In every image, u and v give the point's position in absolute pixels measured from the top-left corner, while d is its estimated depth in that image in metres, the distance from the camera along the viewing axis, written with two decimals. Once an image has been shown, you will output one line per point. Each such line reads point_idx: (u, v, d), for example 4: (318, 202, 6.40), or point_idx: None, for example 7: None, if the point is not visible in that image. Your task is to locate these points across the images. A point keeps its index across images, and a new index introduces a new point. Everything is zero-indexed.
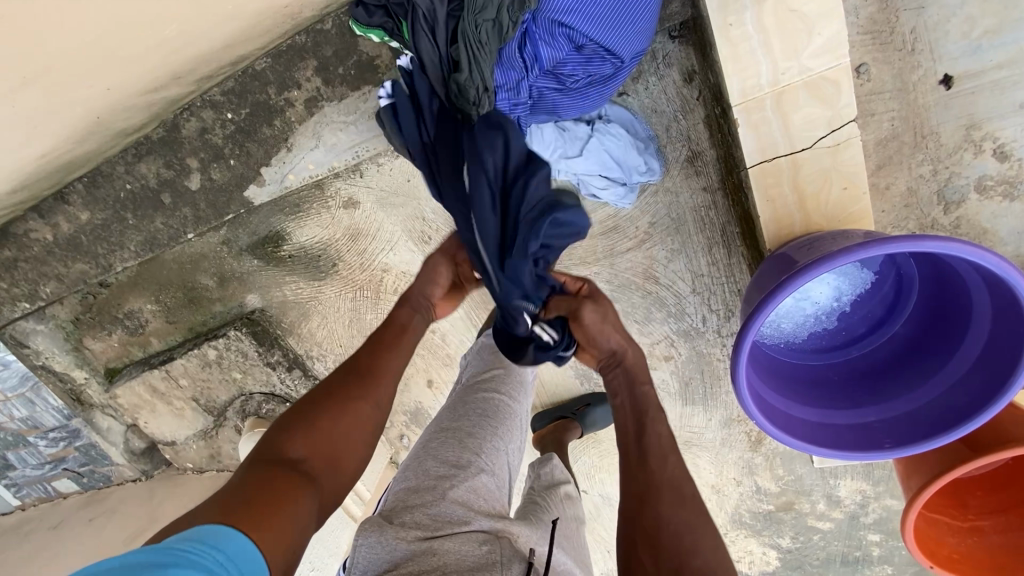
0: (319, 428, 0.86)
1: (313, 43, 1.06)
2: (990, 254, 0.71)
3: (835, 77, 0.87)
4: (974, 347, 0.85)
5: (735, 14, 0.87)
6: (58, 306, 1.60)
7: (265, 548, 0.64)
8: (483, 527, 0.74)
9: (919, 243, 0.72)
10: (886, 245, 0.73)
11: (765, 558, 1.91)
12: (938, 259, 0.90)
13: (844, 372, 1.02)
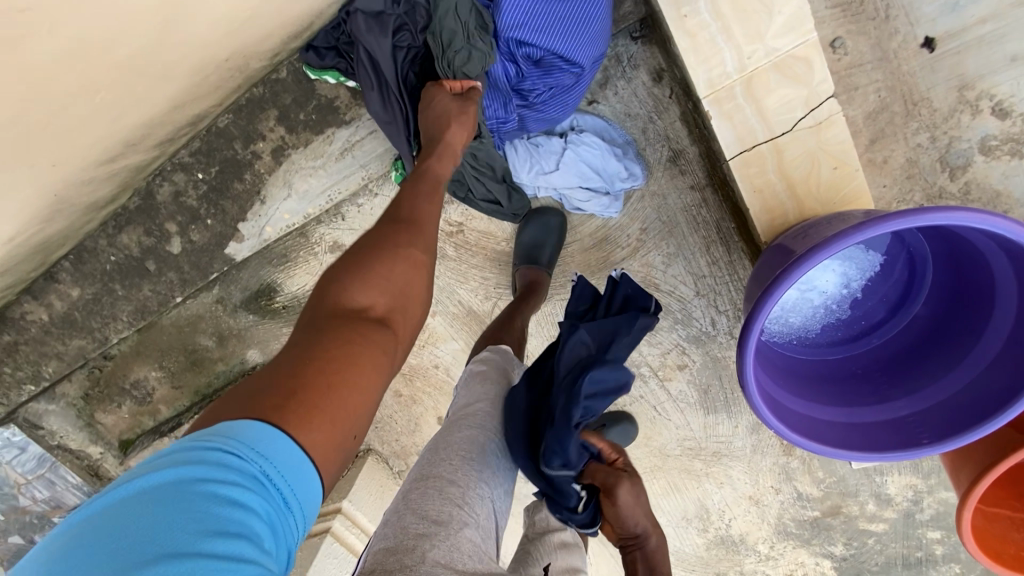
0: (371, 273, 0.69)
1: (271, 93, 1.04)
2: (999, 218, 0.65)
3: (804, 54, 0.82)
4: (1006, 318, 0.77)
5: (688, 5, 0.83)
6: (66, 383, 1.58)
7: (316, 451, 0.52)
8: None
9: (923, 216, 0.65)
10: (884, 223, 0.66)
11: (820, 569, 1.77)
12: (951, 231, 0.82)
13: (868, 364, 0.94)
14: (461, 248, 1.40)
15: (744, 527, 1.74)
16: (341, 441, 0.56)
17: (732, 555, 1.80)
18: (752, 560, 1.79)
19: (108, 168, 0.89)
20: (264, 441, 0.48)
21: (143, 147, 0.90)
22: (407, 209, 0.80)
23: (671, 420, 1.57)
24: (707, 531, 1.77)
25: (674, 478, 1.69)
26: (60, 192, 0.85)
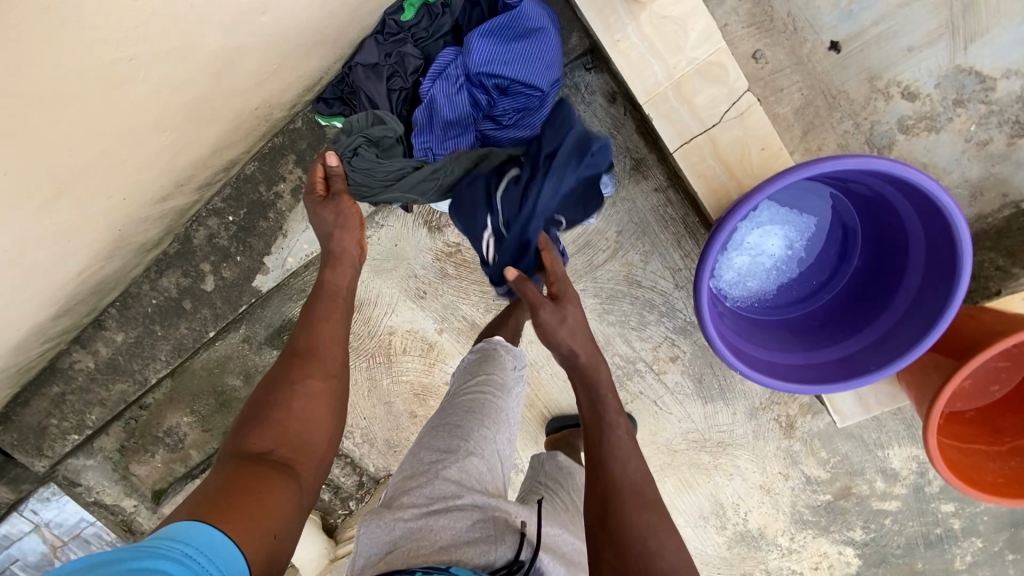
0: (270, 418, 0.78)
1: (289, 141, 1.24)
2: (880, 160, 0.80)
3: (719, 60, 1.01)
4: (921, 253, 0.91)
5: (619, 32, 1.02)
6: (104, 437, 1.71)
7: (242, 537, 0.60)
8: (474, 501, 0.79)
9: (818, 166, 0.81)
10: (789, 176, 0.82)
11: (844, 559, 1.77)
12: (865, 188, 0.97)
13: (824, 317, 1.07)
14: (460, 267, 1.56)
15: (762, 520, 1.76)
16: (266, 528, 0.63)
17: (755, 552, 1.80)
18: (776, 556, 1.79)
19: (163, 208, 1.08)
20: (188, 532, 0.56)
21: (190, 189, 1.09)
22: (304, 340, 0.90)
23: (672, 413, 1.65)
24: (726, 529, 1.79)
25: (685, 475, 1.73)
26: (125, 228, 1.03)
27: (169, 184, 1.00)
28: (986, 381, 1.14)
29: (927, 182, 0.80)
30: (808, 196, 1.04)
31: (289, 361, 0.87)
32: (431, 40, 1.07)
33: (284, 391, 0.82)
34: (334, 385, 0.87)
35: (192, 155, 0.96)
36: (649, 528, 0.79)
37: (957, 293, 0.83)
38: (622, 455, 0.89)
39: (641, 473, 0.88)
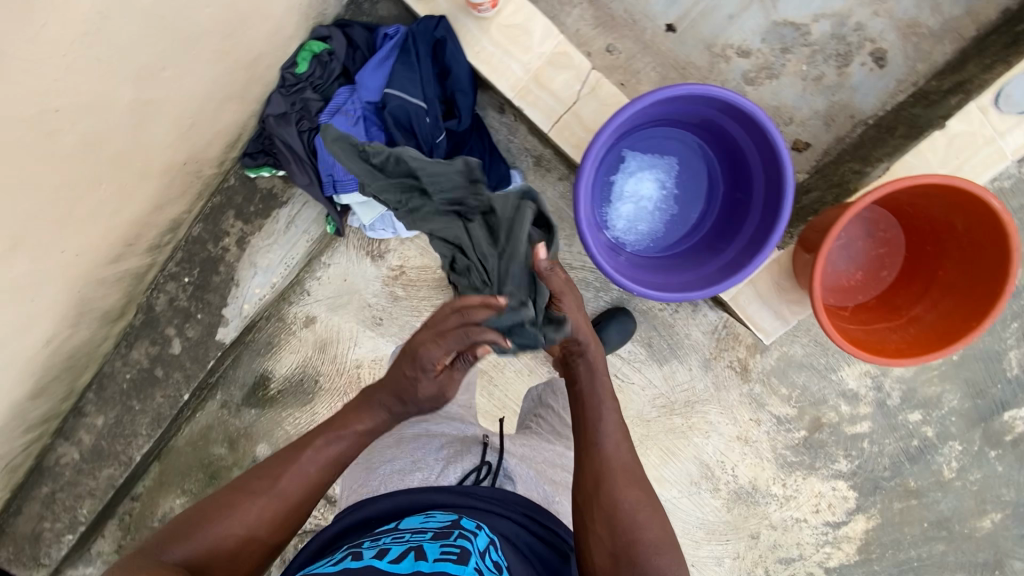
0: (210, 534, 0.88)
1: (227, 198, 1.41)
2: (683, 86, 0.99)
3: (563, 48, 1.21)
4: (760, 162, 1.09)
5: (477, 44, 1.22)
6: (100, 539, 1.74)
7: None
8: (433, 429, 1.15)
9: (637, 103, 0.99)
10: (618, 117, 1.00)
11: (839, 494, 1.81)
12: (706, 125, 1.16)
13: (704, 245, 1.21)
14: (408, 287, 1.68)
15: (750, 472, 1.80)
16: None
17: (755, 508, 1.83)
18: (775, 507, 1.83)
19: (118, 269, 1.22)
20: None
21: (140, 248, 1.24)
22: (285, 478, 0.95)
23: (635, 383, 1.74)
24: (720, 490, 1.82)
25: (666, 444, 1.78)
26: (85, 291, 1.16)
27: (119, 243, 1.15)
28: (876, 268, 1.27)
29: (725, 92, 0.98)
30: (667, 144, 1.22)
31: (258, 475, 0.96)
32: (328, 83, 1.24)
33: (231, 517, 0.91)
34: (277, 529, 0.93)
35: (134, 211, 1.12)
36: (631, 505, 0.97)
37: (788, 180, 1.00)
38: (614, 443, 1.04)
39: (632, 456, 1.04)
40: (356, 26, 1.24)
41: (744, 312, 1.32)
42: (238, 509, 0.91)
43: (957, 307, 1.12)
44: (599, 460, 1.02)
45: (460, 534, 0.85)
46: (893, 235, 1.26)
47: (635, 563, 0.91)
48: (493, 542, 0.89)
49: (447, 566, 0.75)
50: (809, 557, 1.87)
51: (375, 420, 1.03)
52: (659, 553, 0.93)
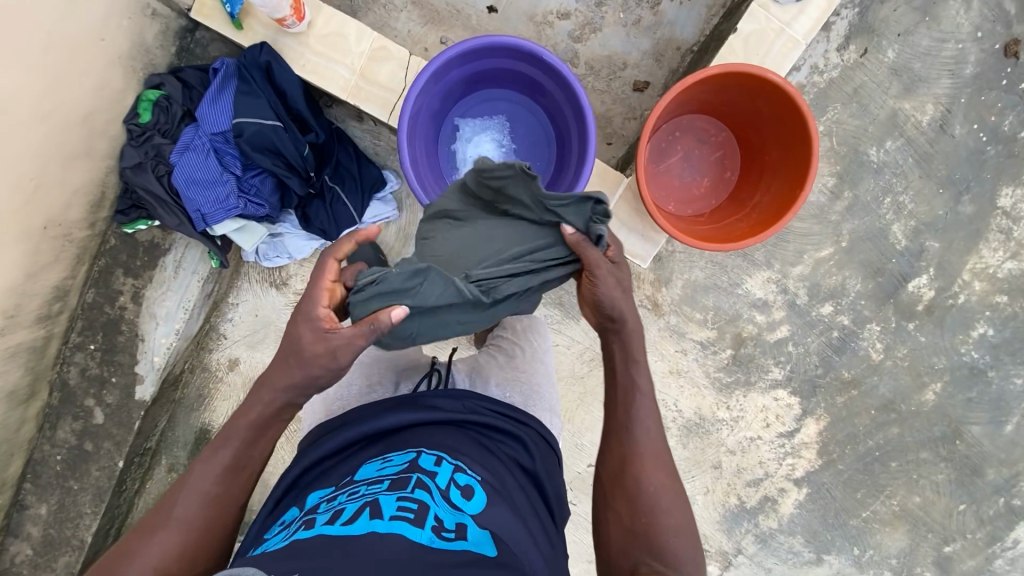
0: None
1: (112, 259, 1.46)
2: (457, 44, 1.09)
3: (379, 42, 1.31)
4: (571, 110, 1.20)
5: (301, 59, 1.32)
6: None
7: None
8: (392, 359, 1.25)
9: (423, 72, 1.09)
10: (411, 89, 1.09)
11: (783, 403, 1.85)
12: (524, 84, 1.26)
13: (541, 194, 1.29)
14: None
15: (693, 403, 1.84)
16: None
17: (708, 438, 1.87)
18: (727, 431, 1.86)
19: (6, 344, 1.26)
20: None
21: (26, 319, 1.29)
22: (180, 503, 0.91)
23: (559, 344, 1.79)
24: (670, 428, 1.86)
25: None
26: None
27: None
28: (719, 171, 1.36)
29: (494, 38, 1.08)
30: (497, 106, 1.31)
31: (155, 514, 0.91)
32: (174, 126, 1.31)
33: (136, 562, 0.87)
34: (192, 554, 0.89)
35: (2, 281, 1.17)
36: (655, 491, 0.99)
37: (588, 118, 1.12)
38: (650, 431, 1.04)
39: (664, 443, 1.04)
40: (188, 67, 1.32)
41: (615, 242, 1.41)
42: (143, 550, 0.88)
43: (786, 184, 1.19)
44: (631, 449, 1.03)
45: (417, 480, 0.88)
46: (725, 136, 1.35)
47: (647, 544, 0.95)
48: (459, 467, 0.92)
49: (401, 526, 0.79)
50: (775, 473, 1.90)
51: (258, 414, 0.96)
52: (672, 536, 0.96)
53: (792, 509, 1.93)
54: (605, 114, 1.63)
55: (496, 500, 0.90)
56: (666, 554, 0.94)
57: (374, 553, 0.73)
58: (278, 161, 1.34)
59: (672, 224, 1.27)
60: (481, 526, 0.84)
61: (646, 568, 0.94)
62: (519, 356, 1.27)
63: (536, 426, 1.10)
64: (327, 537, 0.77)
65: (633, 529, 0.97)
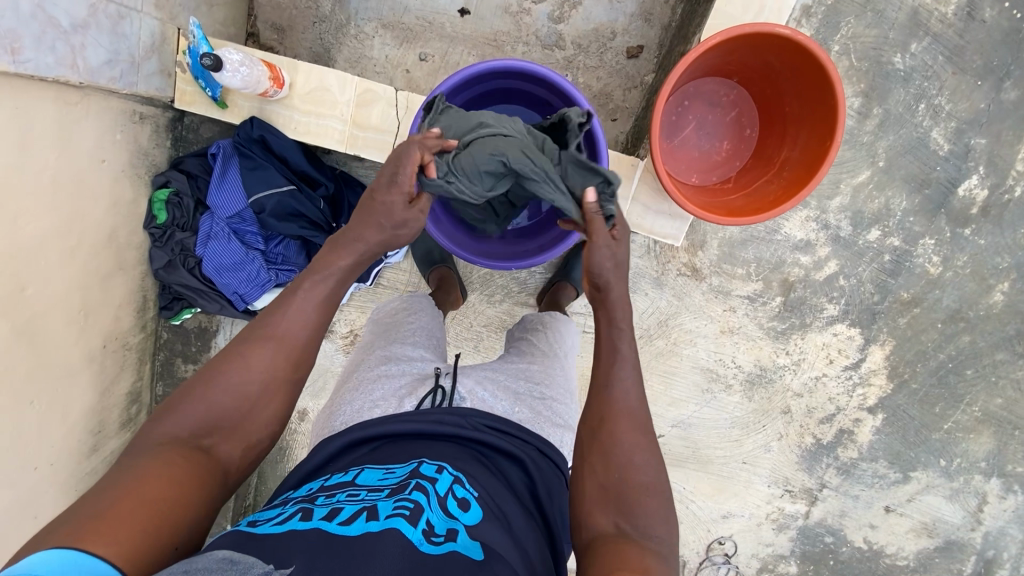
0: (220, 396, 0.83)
1: (169, 351, 1.51)
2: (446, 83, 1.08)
3: (362, 85, 1.27)
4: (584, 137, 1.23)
5: (292, 121, 1.29)
6: None
7: (134, 554, 0.63)
8: (399, 370, 1.05)
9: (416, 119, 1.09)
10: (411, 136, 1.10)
11: (843, 337, 1.81)
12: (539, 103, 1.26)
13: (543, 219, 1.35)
14: None
15: (751, 356, 1.82)
16: (140, 552, 0.63)
17: (773, 386, 1.85)
18: (791, 376, 1.84)
19: (101, 457, 1.34)
20: (70, 559, 0.58)
21: (112, 429, 1.35)
22: (285, 320, 0.89)
23: None
24: (731, 385, 1.85)
25: (660, 368, 1.83)
26: (81, 487, 1.29)
27: (86, 436, 1.26)
28: (738, 130, 1.30)
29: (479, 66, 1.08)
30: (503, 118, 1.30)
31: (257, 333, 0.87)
32: (191, 218, 1.33)
33: (240, 373, 0.84)
34: (294, 379, 0.89)
35: (81, 406, 1.23)
36: (629, 447, 0.87)
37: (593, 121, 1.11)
38: (629, 382, 0.91)
39: (640, 401, 0.91)
40: (189, 157, 1.32)
41: (643, 227, 1.37)
42: (246, 367, 0.85)
43: (816, 138, 1.13)
44: (604, 400, 0.91)
45: (416, 483, 0.77)
46: (737, 94, 1.29)
47: (627, 501, 0.83)
48: (459, 478, 0.81)
49: (397, 521, 0.68)
50: (847, 406, 1.88)
51: (351, 258, 0.92)
52: (651, 494, 0.84)
53: (871, 436, 1.92)
54: (604, 90, 1.55)
55: (494, 517, 0.77)
56: (639, 517, 0.82)
57: (362, 562, 0.61)
58: (303, 224, 1.36)
59: (700, 200, 1.22)
60: (474, 537, 0.72)
61: (623, 527, 0.81)
62: (532, 363, 1.13)
63: (536, 442, 0.95)
64: (320, 532, 0.66)
65: (617, 480, 0.85)
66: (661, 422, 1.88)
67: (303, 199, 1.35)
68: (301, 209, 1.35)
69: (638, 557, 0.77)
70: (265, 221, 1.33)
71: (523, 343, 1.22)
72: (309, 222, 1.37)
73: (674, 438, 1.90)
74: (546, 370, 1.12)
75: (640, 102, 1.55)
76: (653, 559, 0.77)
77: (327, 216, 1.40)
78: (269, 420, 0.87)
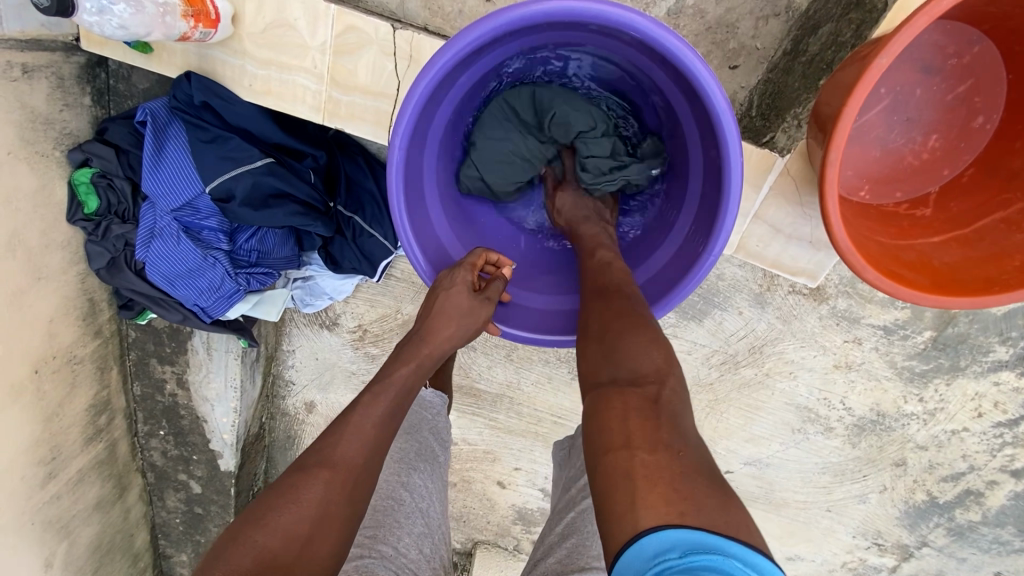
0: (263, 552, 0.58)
1: (140, 350, 1.26)
2: (471, 33, 0.66)
3: (340, 20, 0.84)
4: (697, 131, 0.80)
5: (246, 75, 0.88)
6: None
7: None
8: None
9: (416, 92, 0.69)
10: (409, 118, 0.71)
11: (1006, 387, 1.32)
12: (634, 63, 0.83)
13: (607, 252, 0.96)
14: (378, 343, 1.42)
15: (868, 399, 1.38)
16: None
17: (889, 435, 1.43)
18: (917, 427, 1.40)
19: (65, 479, 1.16)
20: None
21: (73, 449, 1.16)
22: (343, 443, 0.69)
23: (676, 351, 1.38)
24: (833, 429, 1.43)
25: (742, 401, 1.42)
26: (42, 515, 1.13)
27: (35, 467, 1.07)
28: (964, 116, 0.77)
29: (527, 12, 0.65)
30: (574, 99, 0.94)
31: (307, 460, 0.67)
32: (131, 205, 0.99)
33: (289, 509, 0.61)
34: (353, 514, 0.66)
35: (17, 441, 1.02)
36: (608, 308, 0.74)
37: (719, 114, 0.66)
38: (598, 264, 0.82)
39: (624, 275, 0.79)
40: (111, 123, 0.96)
41: (765, 259, 0.90)
42: (298, 505, 0.62)
43: None
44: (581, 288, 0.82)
45: None
46: (978, 54, 0.74)
47: (612, 353, 0.67)
48: None
49: None
50: (985, 466, 1.44)
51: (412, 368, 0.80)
52: (630, 334, 0.68)
53: (1005, 501, 1.47)
54: (725, 18, 0.99)
55: None
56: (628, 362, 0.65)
57: None
58: (291, 211, 0.97)
59: (878, 241, 0.74)
60: None
61: (616, 379, 0.64)
62: None
63: None
64: None
65: (601, 340, 0.70)
66: (731, 458, 1.51)
67: (281, 176, 0.95)
68: (285, 188, 0.96)
69: (622, 416, 0.58)
70: (227, 211, 0.95)
71: (576, 533, 0.88)
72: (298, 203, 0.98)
73: (745, 476, 1.54)
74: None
75: (783, 40, 0.98)
76: (639, 408, 0.58)
77: (320, 198, 1.01)
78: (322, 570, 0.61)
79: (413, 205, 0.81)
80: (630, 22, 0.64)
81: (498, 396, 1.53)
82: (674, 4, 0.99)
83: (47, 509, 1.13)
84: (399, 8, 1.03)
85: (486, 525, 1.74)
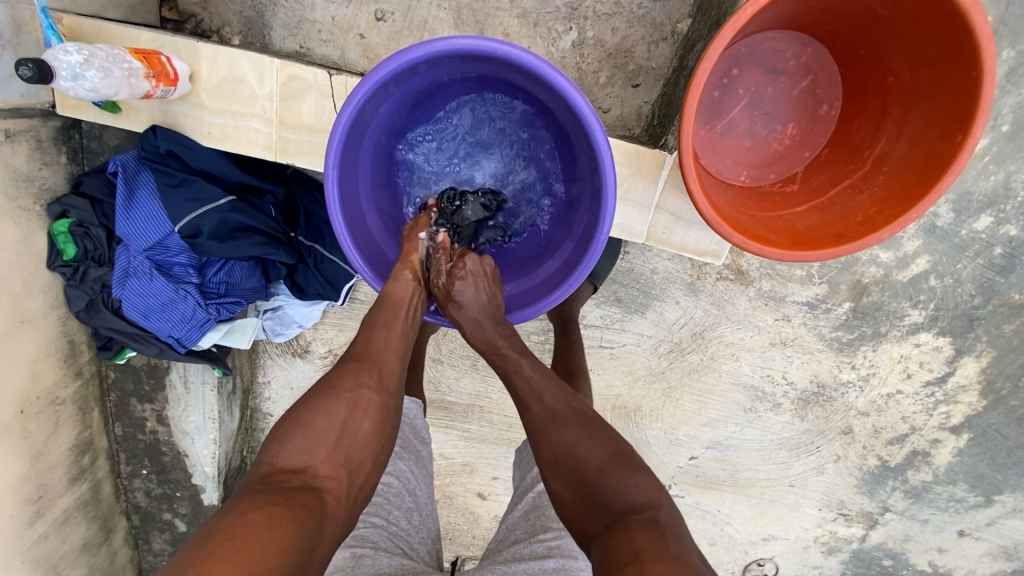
0: (313, 429, 0.74)
1: (120, 390, 1.33)
2: (382, 70, 0.80)
3: (285, 71, 0.98)
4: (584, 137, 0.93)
5: (205, 125, 1.01)
6: None
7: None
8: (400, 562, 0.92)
9: (340, 121, 0.81)
10: (337, 142, 0.83)
11: (927, 348, 1.45)
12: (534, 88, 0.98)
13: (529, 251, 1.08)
14: None
15: (806, 371, 1.49)
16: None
17: (833, 405, 1.54)
18: (856, 393, 1.52)
19: (51, 520, 1.21)
20: None
21: (59, 488, 1.21)
22: (366, 346, 0.86)
23: (627, 344, 1.49)
24: (781, 404, 1.54)
25: (695, 386, 1.53)
26: (28, 555, 1.17)
27: (22, 506, 1.13)
28: (812, 107, 0.92)
29: (426, 51, 0.79)
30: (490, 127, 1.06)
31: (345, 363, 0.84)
32: (106, 248, 1.09)
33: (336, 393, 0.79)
34: (385, 402, 0.82)
35: (5, 480, 1.08)
36: (568, 441, 0.80)
37: (589, 119, 0.80)
38: (537, 388, 0.88)
39: (568, 398, 0.86)
40: (86, 177, 1.08)
41: (673, 244, 1.03)
42: (338, 392, 0.79)
43: (942, 141, 0.77)
44: (530, 423, 0.86)
45: None
46: (813, 54, 0.90)
47: (596, 496, 0.74)
48: None
49: None
50: (924, 426, 1.54)
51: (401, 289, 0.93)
52: (612, 472, 0.75)
53: (951, 458, 1.57)
54: (622, 45, 1.15)
55: None
56: (616, 497, 0.72)
57: None
58: (253, 240, 1.08)
59: (751, 215, 0.87)
60: None
61: (611, 520, 0.70)
62: (548, 554, 0.91)
63: None
64: None
65: (578, 482, 0.76)
66: (693, 443, 1.60)
67: (241, 210, 1.06)
68: (247, 222, 1.08)
69: (628, 537, 0.66)
70: (195, 245, 1.06)
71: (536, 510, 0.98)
72: (260, 235, 1.09)
73: (709, 460, 1.63)
74: (566, 564, 0.90)
75: (672, 59, 1.14)
76: (644, 530, 0.66)
77: (281, 228, 1.12)
78: (368, 438, 0.79)
79: (348, 217, 0.92)
80: (510, 52, 0.78)
81: (469, 407, 1.61)
82: (577, 37, 1.15)
83: (33, 549, 1.18)
84: (341, 59, 1.18)
85: (472, 539, 1.77)
